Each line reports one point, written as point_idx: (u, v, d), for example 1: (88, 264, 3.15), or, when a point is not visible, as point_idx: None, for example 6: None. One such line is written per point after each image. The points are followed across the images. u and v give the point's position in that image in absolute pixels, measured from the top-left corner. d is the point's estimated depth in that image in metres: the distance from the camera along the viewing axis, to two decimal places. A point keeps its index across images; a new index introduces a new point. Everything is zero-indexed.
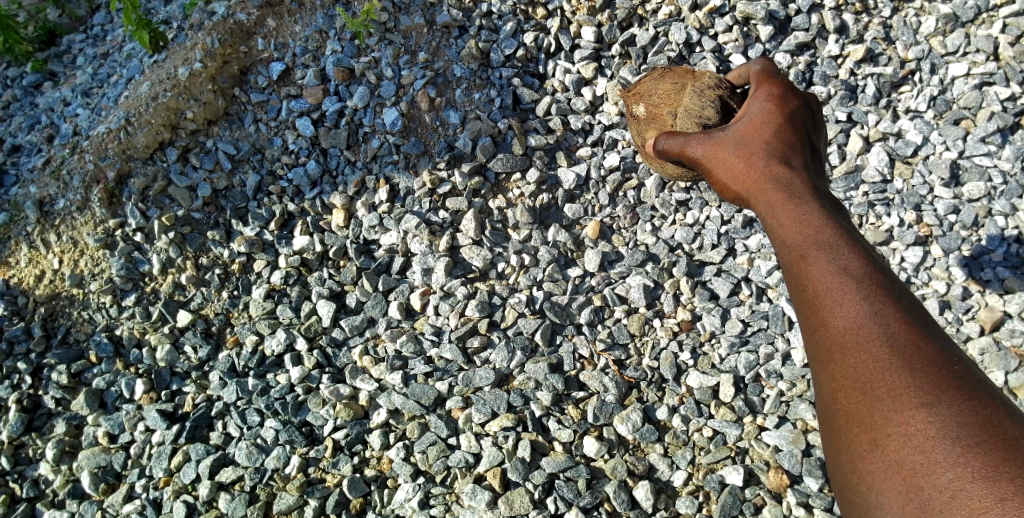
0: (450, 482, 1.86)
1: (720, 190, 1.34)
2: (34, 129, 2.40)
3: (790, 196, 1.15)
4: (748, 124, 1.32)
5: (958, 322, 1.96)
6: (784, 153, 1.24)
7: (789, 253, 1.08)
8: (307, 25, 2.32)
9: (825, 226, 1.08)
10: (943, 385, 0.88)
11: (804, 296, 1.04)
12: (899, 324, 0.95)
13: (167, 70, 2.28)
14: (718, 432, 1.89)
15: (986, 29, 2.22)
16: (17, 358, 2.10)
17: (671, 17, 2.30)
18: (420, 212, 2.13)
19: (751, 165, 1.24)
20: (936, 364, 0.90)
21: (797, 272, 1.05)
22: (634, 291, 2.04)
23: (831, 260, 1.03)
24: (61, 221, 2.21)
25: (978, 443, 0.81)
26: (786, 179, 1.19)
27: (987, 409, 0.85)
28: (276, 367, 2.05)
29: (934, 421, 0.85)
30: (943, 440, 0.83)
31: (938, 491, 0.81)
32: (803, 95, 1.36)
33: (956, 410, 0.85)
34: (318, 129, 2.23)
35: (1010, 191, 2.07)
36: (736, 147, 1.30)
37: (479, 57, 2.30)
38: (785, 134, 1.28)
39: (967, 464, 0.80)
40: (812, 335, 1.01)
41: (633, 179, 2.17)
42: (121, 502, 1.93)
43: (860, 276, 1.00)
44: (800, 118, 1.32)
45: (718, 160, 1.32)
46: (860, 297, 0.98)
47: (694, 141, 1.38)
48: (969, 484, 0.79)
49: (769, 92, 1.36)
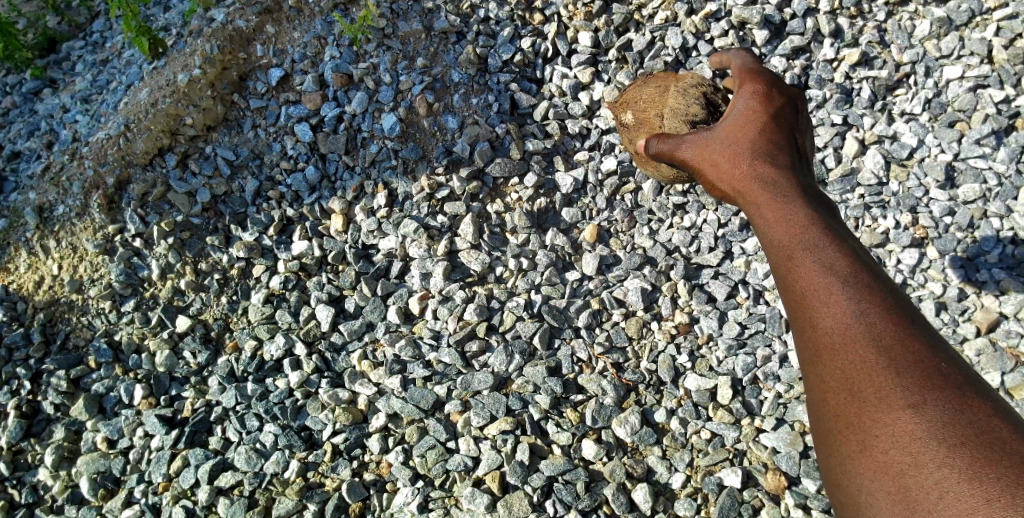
0: (449, 486, 1.86)
1: (709, 189, 1.35)
2: (33, 135, 2.41)
3: (776, 196, 1.17)
4: (733, 124, 1.33)
5: (955, 323, 1.97)
6: (771, 153, 1.25)
7: (776, 255, 1.10)
8: (306, 31, 2.33)
9: (812, 225, 1.09)
10: (931, 385, 0.89)
11: (791, 295, 1.05)
12: (885, 323, 0.96)
13: (167, 77, 2.29)
14: (716, 435, 1.89)
15: (980, 32, 2.23)
16: (17, 364, 2.10)
17: (668, 21, 2.31)
18: (418, 217, 2.15)
19: (738, 166, 1.26)
20: (924, 364, 0.91)
21: (785, 273, 1.07)
22: (632, 294, 2.04)
23: (816, 259, 1.04)
24: (60, 227, 2.22)
25: (965, 443, 0.83)
26: (772, 179, 1.20)
27: (974, 408, 0.86)
28: (275, 372, 2.06)
29: (920, 422, 0.86)
30: (929, 440, 0.84)
31: (925, 492, 0.82)
32: (788, 93, 1.37)
33: (943, 411, 0.86)
34: (317, 134, 2.24)
35: (1005, 193, 2.08)
36: (723, 148, 1.31)
37: (477, 62, 2.31)
38: (770, 134, 1.29)
39: (954, 463, 0.81)
40: (800, 335, 1.03)
41: (630, 183, 2.18)
42: (120, 507, 1.93)
43: (845, 275, 1.01)
44: (786, 116, 1.33)
45: (706, 161, 1.33)
46: (846, 298, 0.99)
47: (681, 142, 1.39)
48: (956, 484, 0.80)
49: (754, 89, 1.36)
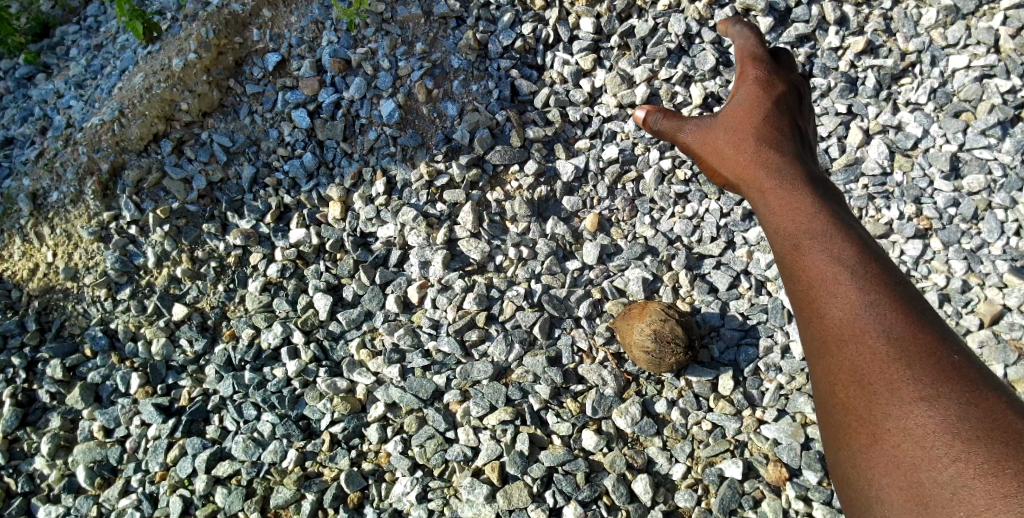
0: (448, 476, 1.85)
1: (714, 177, 1.41)
2: (27, 121, 2.37)
3: (779, 182, 1.22)
4: (736, 111, 1.40)
5: (958, 315, 1.95)
6: (773, 139, 1.31)
7: (783, 244, 1.13)
8: (303, 16, 2.29)
9: (816, 213, 1.13)
10: (943, 377, 0.91)
11: (798, 284, 1.08)
12: (895, 314, 0.98)
13: (161, 61, 2.25)
14: (717, 426, 1.88)
15: (987, 21, 2.20)
16: (12, 353, 2.08)
17: (671, 7, 2.28)
18: (418, 205, 2.12)
19: (742, 152, 1.32)
20: (936, 356, 0.93)
21: (791, 262, 1.10)
22: (633, 284, 2.03)
23: (822, 248, 1.07)
24: (54, 214, 2.19)
25: (981, 437, 0.84)
26: (776, 165, 1.26)
27: (987, 401, 0.88)
28: (272, 361, 2.04)
29: (934, 416, 0.88)
30: (943, 435, 0.86)
31: (938, 487, 0.84)
32: (789, 79, 1.45)
33: (957, 404, 0.88)
34: (315, 120, 2.21)
35: (1009, 184, 2.06)
36: (726, 136, 1.37)
37: (477, 48, 2.28)
38: (772, 119, 1.35)
39: (971, 459, 0.83)
40: (807, 324, 1.06)
41: (631, 172, 2.17)
42: (118, 496, 1.91)
43: (851, 263, 1.04)
44: (786, 103, 1.40)
45: (710, 148, 1.40)
46: (854, 288, 1.01)
47: (686, 127, 1.47)
48: (970, 480, 0.82)
49: (757, 76, 1.43)
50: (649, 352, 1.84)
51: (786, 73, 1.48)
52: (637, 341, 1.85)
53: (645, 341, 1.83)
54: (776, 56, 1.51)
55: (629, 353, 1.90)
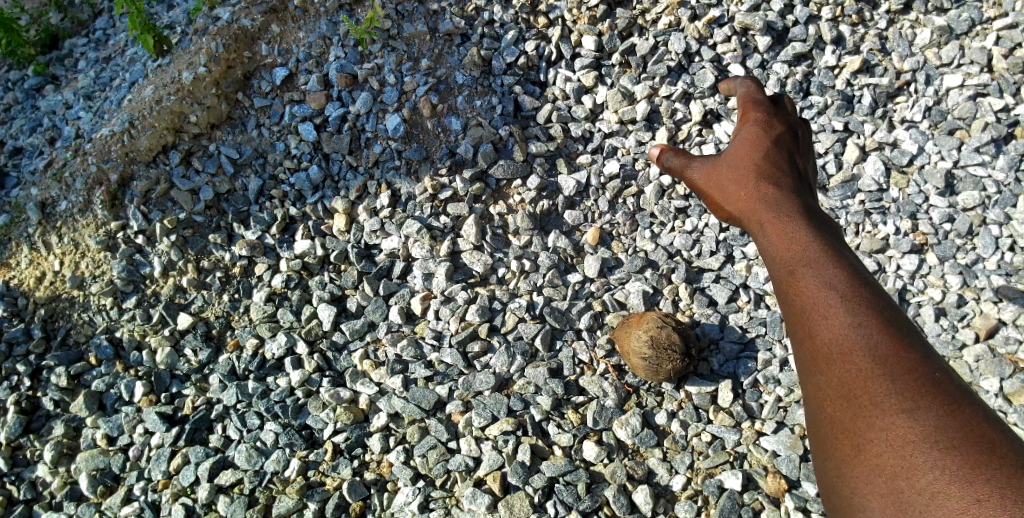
0: (450, 486, 1.86)
1: (718, 212, 1.43)
2: (35, 131, 2.41)
3: (777, 215, 1.25)
4: (738, 148, 1.42)
5: (954, 329, 1.98)
6: (772, 174, 1.34)
7: (780, 272, 1.16)
8: (311, 31, 2.34)
9: (811, 243, 1.16)
10: (921, 391, 0.94)
11: (792, 309, 1.11)
12: (881, 334, 1.01)
13: (171, 75, 2.29)
14: (716, 437, 1.90)
15: (980, 41, 2.27)
16: (16, 360, 2.09)
17: (671, 27, 2.33)
18: (421, 217, 2.16)
19: (743, 186, 1.35)
20: (917, 373, 0.96)
21: (788, 290, 1.13)
22: (633, 297, 2.06)
23: (816, 276, 1.10)
24: (62, 223, 2.21)
25: (956, 445, 0.87)
26: (774, 197, 1.28)
27: (963, 413, 0.91)
28: (276, 371, 2.06)
29: (913, 426, 0.91)
30: (921, 444, 0.89)
31: (916, 492, 0.86)
32: (789, 120, 1.48)
33: (934, 416, 0.91)
34: (321, 134, 2.25)
35: (1003, 201, 2.10)
36: (727, 172, 1.40)
37: (481, 64, 2.33)
38: (773, 156, 1.38)
39: (947, 466, 0.86)
40: (801, 347, 1.08)
41: (632, 187, 2.21)
42: (119, 504, 1.92)
43: (843, 290, 1.07)
44: (786, 141, 1.42)
45: (715, 184, 1.42)
46: (844, 312, 1.04)
47: (692, 164, 1.49)
48: (946, 485, 0.85)
49: (757, 118, 1.46)
50: (646, 359, 1.86)
51: (785, 111, 1.50)
52: (635, 348, 1.88)
53: (642, 348, 1.86)
54: (776, 98, 1.52)
55: (628, 361, 1.92)
